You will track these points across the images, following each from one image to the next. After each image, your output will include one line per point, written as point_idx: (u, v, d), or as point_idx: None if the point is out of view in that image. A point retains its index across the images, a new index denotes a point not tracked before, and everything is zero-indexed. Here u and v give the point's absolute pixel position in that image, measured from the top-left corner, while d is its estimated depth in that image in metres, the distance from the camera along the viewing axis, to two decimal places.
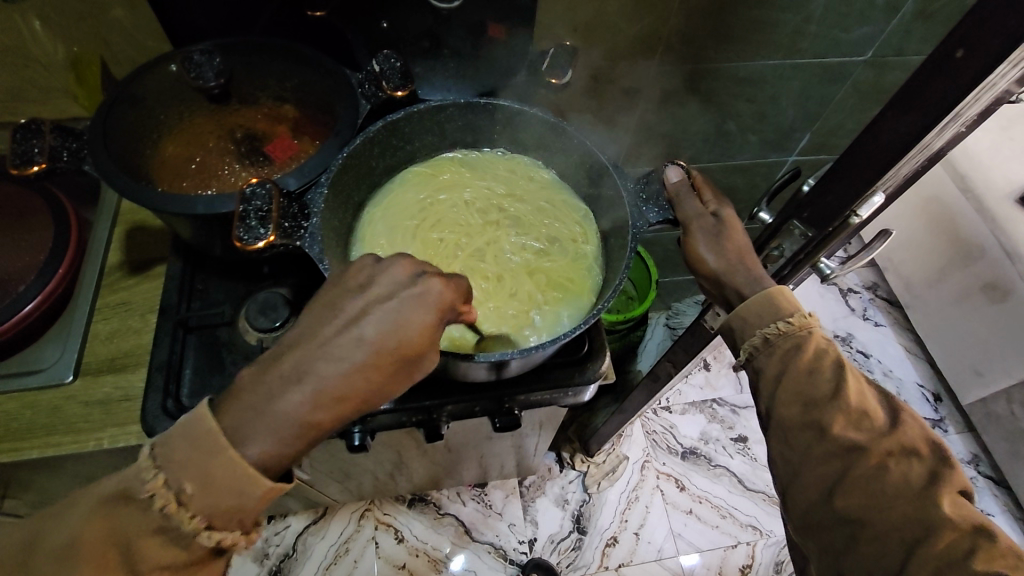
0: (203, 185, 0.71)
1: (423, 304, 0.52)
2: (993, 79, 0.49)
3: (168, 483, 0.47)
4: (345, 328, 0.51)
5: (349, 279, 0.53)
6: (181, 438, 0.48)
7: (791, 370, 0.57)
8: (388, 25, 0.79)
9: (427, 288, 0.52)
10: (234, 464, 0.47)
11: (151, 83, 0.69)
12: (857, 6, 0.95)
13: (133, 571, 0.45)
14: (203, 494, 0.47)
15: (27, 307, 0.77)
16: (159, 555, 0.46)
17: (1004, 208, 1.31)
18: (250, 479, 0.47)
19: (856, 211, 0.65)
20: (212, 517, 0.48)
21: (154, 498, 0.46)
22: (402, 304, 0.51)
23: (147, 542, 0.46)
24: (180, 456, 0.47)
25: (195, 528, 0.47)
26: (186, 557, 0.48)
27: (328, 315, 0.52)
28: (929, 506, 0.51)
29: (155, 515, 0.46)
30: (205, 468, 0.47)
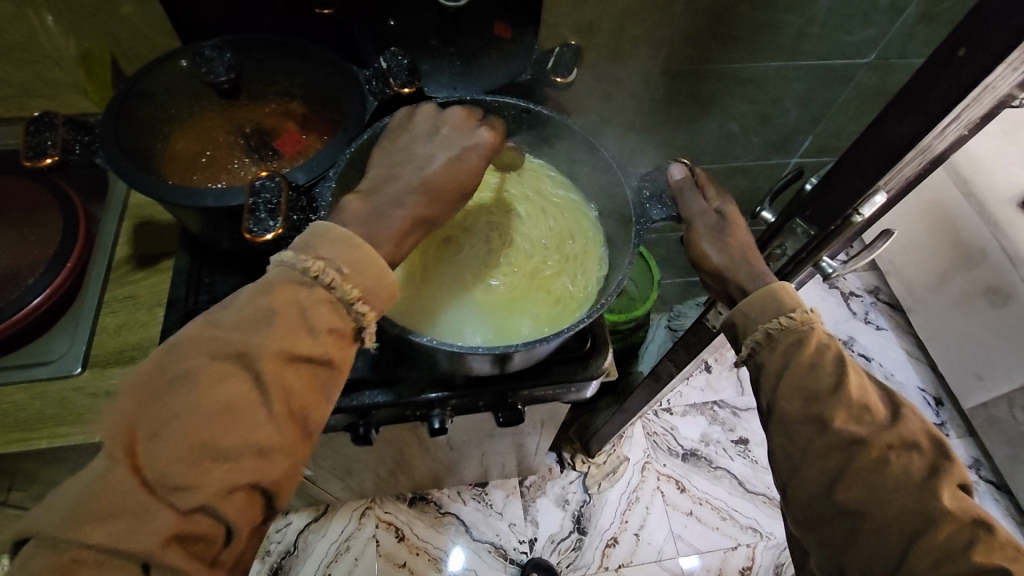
0: (214, 178, 0.71)
1: (475, 151, 0.59)
2: (993, 81, 0.50)
3: (326, 265, 0.49)
4: (417, 166, 0.58)
5: (418, 128, 0.61)
6: (321, 235, 0.51)
7: (793, 364, 0.58)
8: (395, 23, 0.79)
9: (478, 138, 0.60)
10: (366, 255, 0.51)
11: (163, 77, 0.71)
12: (860, 9, 0.97)
13: (312, 329, 0.48)
14: (354, 274, 0.50)
15: (35, 300, 0.79)
16: (330, 320, 0.49)
17: (1006, 212, 1.32)
18: (382, 269, 0.52)
19: (857, 210, 0.65)
20: (365, 294, 0.51)
21: (317, 277, 0.49)
22: (462, 149, 0.59)
23: (319, 309, 0.48)
24: (326, 248, 0.50)
25: (352, 299, 0.50)
26: (342, 327, 0.50)
27: (403, 157, 0.59)
28: (929, 499, 0.52)
29: (320, 288, 0.49)
30: (352, 255, 0.50)
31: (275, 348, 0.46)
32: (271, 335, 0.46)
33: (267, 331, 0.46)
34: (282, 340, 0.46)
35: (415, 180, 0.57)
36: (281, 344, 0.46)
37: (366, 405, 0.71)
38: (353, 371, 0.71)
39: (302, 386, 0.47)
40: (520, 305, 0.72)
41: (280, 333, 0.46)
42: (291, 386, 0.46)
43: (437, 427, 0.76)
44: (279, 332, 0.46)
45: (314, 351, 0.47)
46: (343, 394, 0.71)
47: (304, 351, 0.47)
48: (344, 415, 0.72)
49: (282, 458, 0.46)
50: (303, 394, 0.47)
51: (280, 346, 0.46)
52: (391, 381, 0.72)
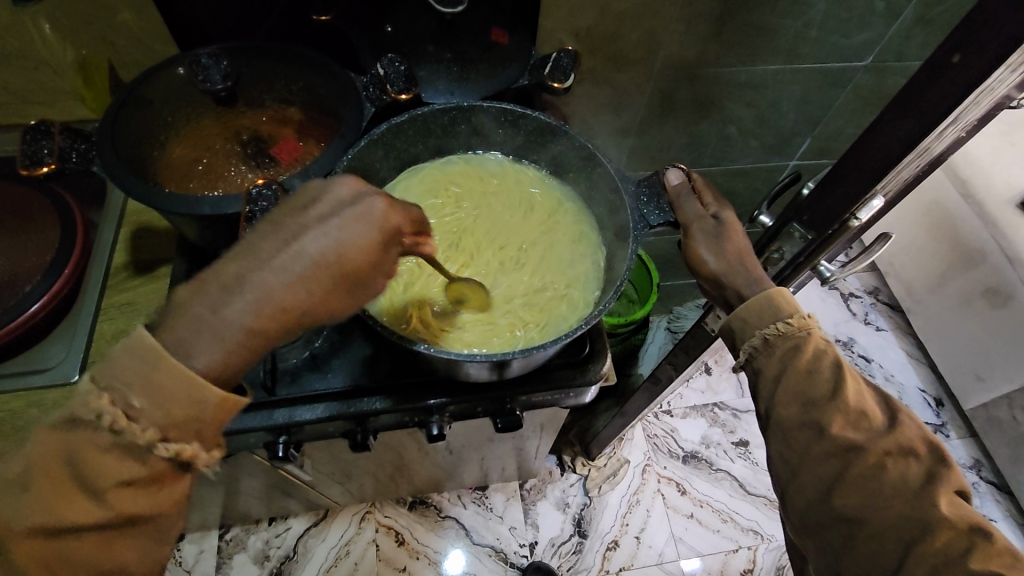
0: (211, 186, 0.72)
1: (364, 222, 0.50)
2: (992, 82, 0.49)
3: (111, 401, 0.44)
4: (284, 244, 0.49)
5: (293, 198, 0.51)
6: (121, 357, 0.45)
7: (790, 370, 0.57)
8: (393, 29, 0.80)
9: (370, 207, 0.51)
10: (181, 375, 0.45)
11: (159, 85, 0.70)
12: (856, 12, 0.97)
13: (93, 488, 0.43)
14: (152, 408, 0.44)
15: (33, 307, 0.79)
16: (120, 472, 0.44)
17: (1005, 213, 1.32)
18: (200, 389, 0.45)
19: (855, 214, 0.65)
20: (167, 430, 0.45)
21: (102, 417, 0.44)
22: (348, 223, 0.50)
23: (100, 460, 0.44)
24: (122, 374, 0.44)
25: (149, 442, 0.44)
26: (146, 471, 0.45)
27: (271, 231, 0.50)
28: (927, 506, 0.52)
29: (103, 434, 0.44)
30: (151, 382, 0.44)
31: (33, 527, 0.42)
32: (34, 507, 0.42)
33: (30, 503, 0.42)
34: (45, 516, 0.42)
35: (278, 260, 0.48)
36: (43, 521, 0.42)
37: (366, 412, 0.70)
38: (353, 377, 0.71)
39: (85, 554, 0.44)
40: (521, 317, 0.72)
41: (46, 502, 0.42)
42: (70, 558, 0.43)
43: (436, 433, 0.75)
44: (39, 504, 0.42)
45: (96, 517, 0.44)
46: (342, 400, 0.71)
47: (80, 520, 0.43)
48: (343, 421, 0.72)
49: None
50: (95, 557, 0.44)
51: (42, 521, 0.42)
52: (390, 387, 0.72)
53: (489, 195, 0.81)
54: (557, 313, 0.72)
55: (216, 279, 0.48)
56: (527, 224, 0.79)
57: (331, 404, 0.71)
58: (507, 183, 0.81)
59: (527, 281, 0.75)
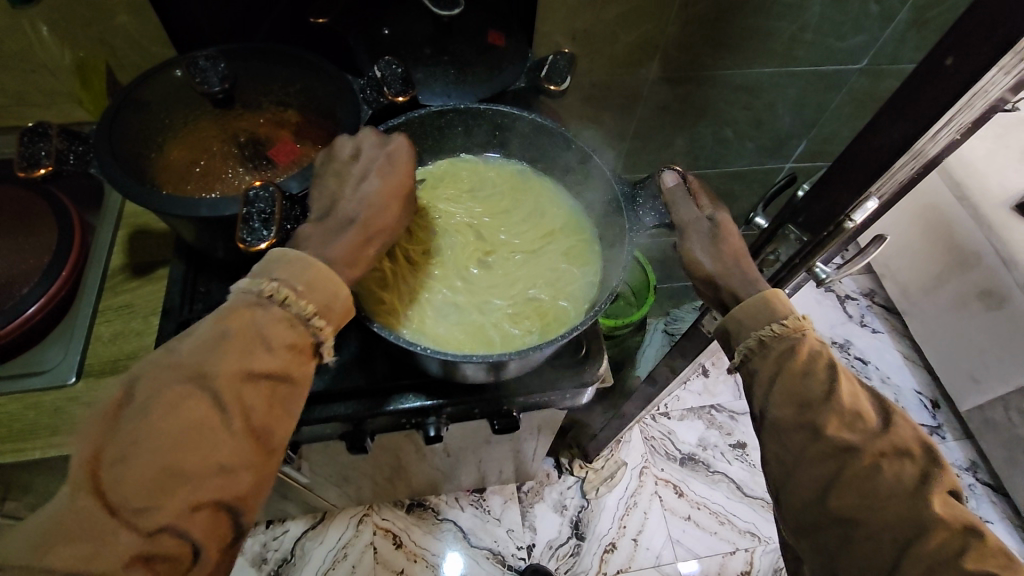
0: (206, 189, 0.70)
1: (403, 155, 0.62)
2: (985, 86, 0.50)
3: (279, 284, 0.52)
4: (352, 189, 0.60)
5: (339, 154, 0.62)
6: (276, 260, 0.53)
7: (785, 371, 0.58)
8: (389, 31, 0.79)
9: (397, 145, 0.62)
10: (324, 269, 0.54)
11: (158, 88, 0.71)
12: (851, 16, 0.98)
13: (269, 345, 0.50)
14: (311, 290, 0.53)
15: (29, 310, 0.79)
16: (287, 338, 0.51)
17: (1000, 215, 1.34)
18: (336, 282, 0.54)
19: (849, 215, 0.65)
20: (321, 310, 0.53)
21: (271, 297, 0.52)
22: (387, 160, 0.61)
23: (275, 327, 0.51)
24: (280, 270, 0.53)
25: (308, 315, 0.53)
26: (302, 343, 0.53)
27: (339, 181, 0.61)
28: (921, 507, 0.52)
29: (274, 308, 0.52)
30: (306, 271, 0.53)
31: (234, 368, 0.48)
32: (230, 353, 0.49)
33: (227, 353, 0.49)
34: (240, 361, 0.49)
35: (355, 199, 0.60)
36: (239, 363, 0.49)
37: (361, 414, 0.71)
38: (347, 379, 0.71)
39: (261, 402, 0.50)
40: (511, 322, 0.71)
41: (239, 351, 0.49)
42: (251, 403, 0.49)
43: (433, 434, 0.75)
44: (235, 352, 0.49)
45: (272, 370, 0.50)
46: (337, 403, 0.71)
47: (263, 368, 0.50)
48: (339, 423, 0.72)
49: (247, 475, 0.49)
50: (264, 410, 0.50)
51: (239, 364, 0.49)
52: (384, 389, 0.72)
53: (496, 199, 0.80)
54: (554, 320, 0.71)
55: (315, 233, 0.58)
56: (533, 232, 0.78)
57: (326, 406, 0.71)
58: (514, 189, 0.81)
59: (524, 287, 0.74)
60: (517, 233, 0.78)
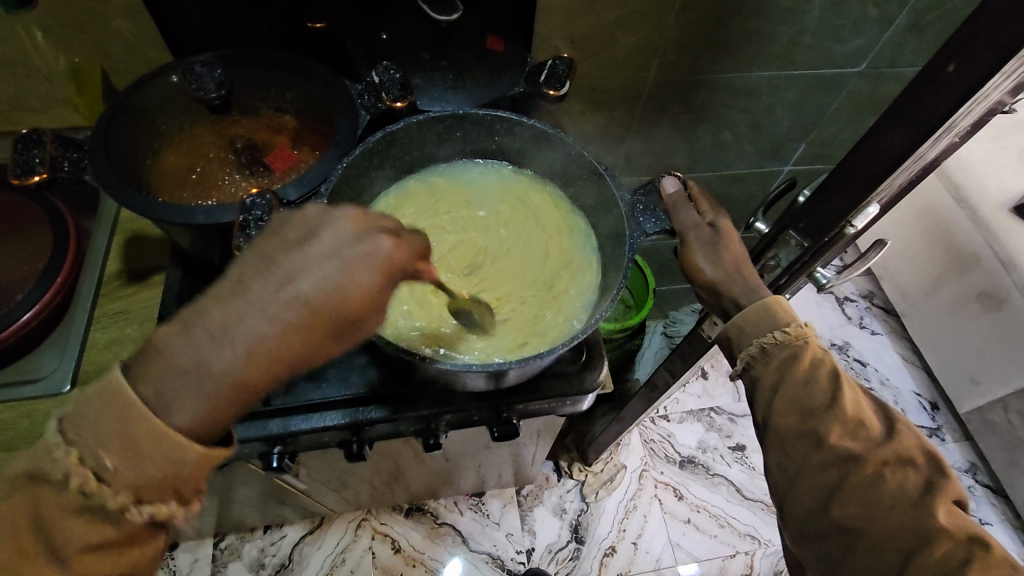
0: (204, 196, 0.70)
1: (367, 264, 0.48)
2: (987, 91, 0.49)
3: (81, 462, 0.42)
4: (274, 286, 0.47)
5: (286, 231, 0.49)
6: (95, 408, 0.43)
7: (788, 379, 0.57)
8: (387, 36, 0.79)
9: (375, 247, 0.48)
10: (157, 432, 0.43)
11: (152, 93, 0.70)
12: (850, 19, 0.97)
13: (57, 551, 0.42)
14: (126, 469, 0.43)
15: (26, 315, 0.79)
16: (85, 533, 0.42)
17: (999, 217, 1.34)
18: (182, 446, 0.44)
19: (851, 220, 0.65)
20: (140, 493, 0.43)
21: (68, 477, 0.42)
22: (345, 266, 0.47)
23: (68, 522, 0.42)
24: (87, 430, 0.43)
25: (122, 505, 0.43)
26: (114, 535, 0.44)
27: (263, 270, 0.47)
28: (925, 516, 0.52)
29: (68, 495, 0.42)
30: (127, 437, 0.43)
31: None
32: None
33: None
34: (5, 570, 0.40)
35: (271, 304, 0.46)
36: None
37: (361, 421, 0.70)
38: (347, 386, 0.71)
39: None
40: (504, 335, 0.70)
41: (5, 561, 0.40)
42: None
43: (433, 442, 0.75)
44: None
45: None
46: (336, 410, 0.70)
47: None
48: (337, 430, 0.71)
49: None
50: None
51: None
52: (384, 396, 0.71)
53: (503, 212, 0.80)
54: (535, 334, 0.70)
55: (208, 322, 0.45)
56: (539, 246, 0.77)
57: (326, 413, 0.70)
58: (522, 204, 0.80)
59: (516, 296, 0.74)
60: (520, 247, 0.78)
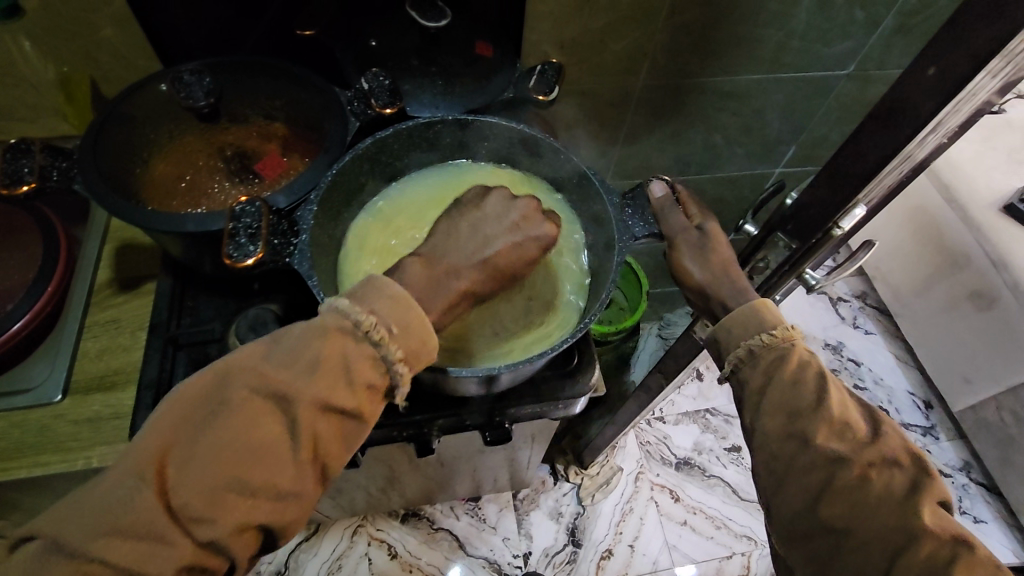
0: (194, 204, 0.70)
1: (538, 242, 0.66)
2: (974, 89, 0.50)
3: (376, 321, 0.50)
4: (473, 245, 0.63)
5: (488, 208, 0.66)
6: (375, 288, 0.52)
7: (775, 381, 0.58)
8: (376, 43, 0.79)
9: (543, 233, 0.66)
10: (420, 317, 0.52)
11: (141, 102, 0.70)
12: (837, 23, 0.98)
13: (352, 384, 0.49)
14: (403, 336, 0.51)
15: (16, 325, 0.77)
16: (368, 377, 0.50)
17: (989, 217, 1.35)
18: (428, 334, 0.53)
19: (839, 223, 0.65)
20: (408, 355, 0.51)
21: (367, 332, 0.50)
22: (525, 240, 0.65)
23: (362, 365, 0.49)
24: (380, 301, 0.51)
25: (395, 360, 0.51)
26: (380, 385, 0.51)
27: (459, 235, 0.64)
28: (911, 516, 0.52)
29: (365, 343, 0.50)
30: (402, 314, 0.51)
31: (312, 400, 0.47)
32: (315, 383, 0.47)
33: (310, 380, 0.47)
34: (319, 394, 0.47)
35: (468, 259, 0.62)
36: (318, 398, 0.47)
37: None
38: None
39: (330, 434, 0.49)
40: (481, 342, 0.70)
41: (323, 383, 0.48)
42: (320, 436, 0.48)
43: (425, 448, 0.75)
44: (313, 386, 0.47)
45: (348, 406, 0.49)
46: None
47: (340, 406, 0.48)
48: None
49: (295, 507, 0.48)
50: (328, 446, 0.49)
51: (316, 399, 0.47)
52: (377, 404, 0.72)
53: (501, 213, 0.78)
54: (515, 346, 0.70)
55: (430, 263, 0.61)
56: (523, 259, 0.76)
57: None
58: None
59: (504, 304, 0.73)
60: None
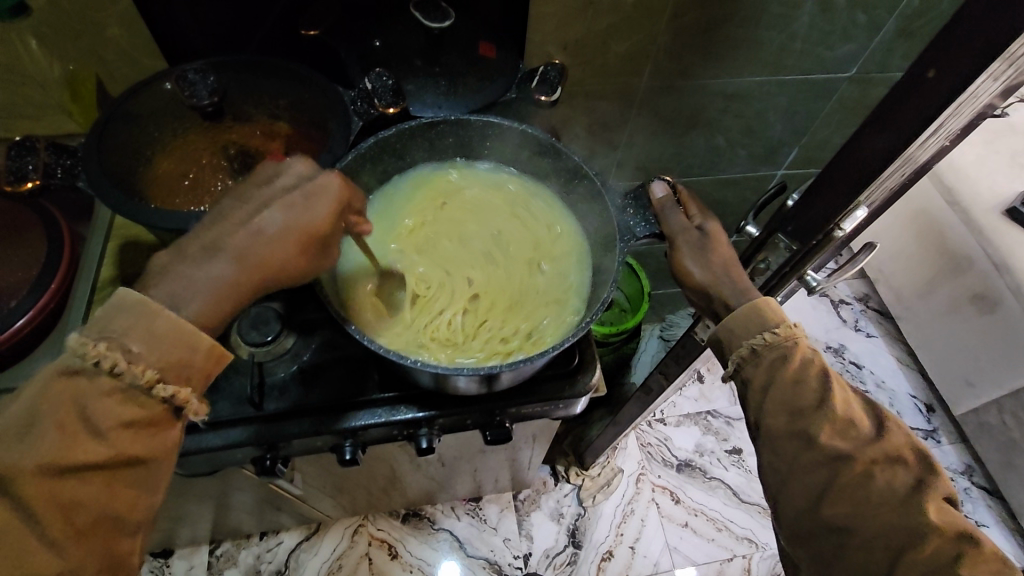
0: (197, 202, 0.69)
1: (325, 194, 0.56)
2: (974, 93, 0.50)
3: (109, 348, 0.48)
4: (247, 218, 0.56)
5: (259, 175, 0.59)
6: (114, 313, 0.50)
7: (778, 380, 0.58)
8: (381, 44, 0.79)
9: (327, 181, 0.57)
10: (171, 322, 0.50)
11: (146, 100, 0.71)
12: (838, 25, 0.98)
13: (96, 429, 0.47)
14: (149, 351, 0.49)
15: (19, 321, 0.78)
16: (120, 415, 0.48)
17: (991, 220, 1.35)
18: (191, 334, 0.51)
19: (839, 224, 0.66)
20: (165, 371, 0.50)
21: (99, 363, 0.48)
22: (305, 197, 0.56)
23: (103, 403, 0.47)
24: (116, 325, 0.50)
25: (149, 382, 0.49)
26: (144, 414, 0.49)
27: (236, 208, 0.56)
28: (915, 515, 0.52)
29: (102, 379, 0.48)
30: (147, 329, 0.50)
31: (39, 464, 0.44)
32: (47, 442, 0.45)
33: (35, 444, 0.45)
34: (53, 451, 0.45)
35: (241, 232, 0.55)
36: (47, 458, 0.45)
37: (355, 426, 0.71)
38: (339, 391, 0.71)
39: (92, 492, 0.47)
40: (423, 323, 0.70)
41: (55, 440, 0.45)
42: (74, 498, 0.46)
43: (425, 446, 0.74)
44: (44, 445, 0.45)
45: (100, 455, 0.47)
46: (330, 417, 0.71)
47: (86, 456, 0.46)
48: (332, 435, 0.72)
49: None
50: (99, 500, 0.47)
51: (47, 459, 0.45)
52: (379, 401, 0.72)
53: (533, 256, 0.76)
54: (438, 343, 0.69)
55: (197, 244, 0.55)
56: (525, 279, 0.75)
57: (319, 419, 0.70)
58: (551, 271, 0.75)
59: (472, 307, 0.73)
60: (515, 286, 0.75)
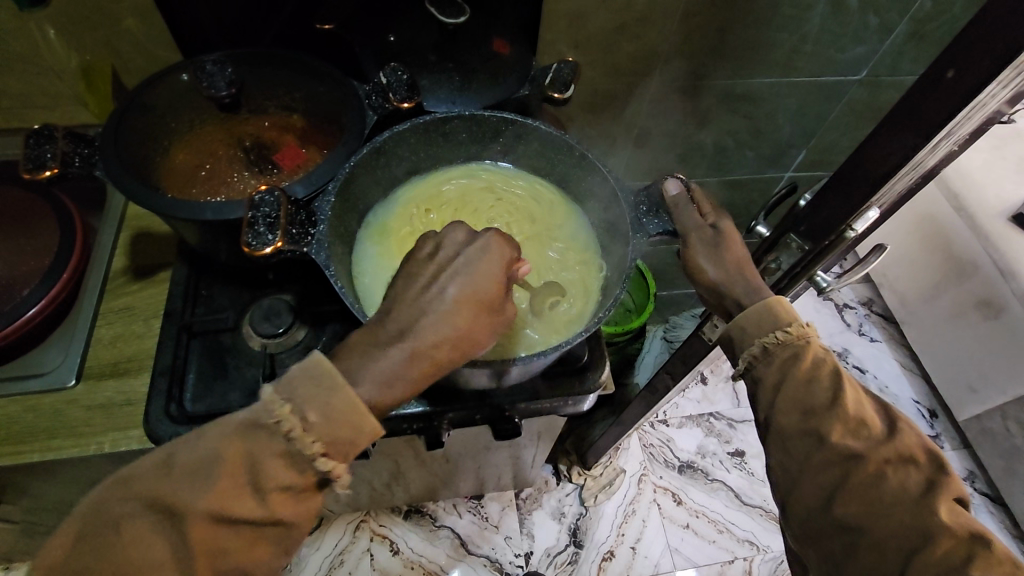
0: (213, 192, 0.72)
1: (495, 261, 0.56)
2: (985, 99, 0.51)
3: (290, 413, 0.50)
4: (426, 294, 0.54)
5: (419, 251, 0.57)
6: (301, 374, 0.51)
7: (790, 379, 0.58)
8: (395, 39, 0.80)
9: (489, 245, 0.56)
10: (348, 402, 0.51)
11: (161, 91, 0.71)
12: (850, 28, 0.99)
13: (258, 487, 0.50)
14: (321, 425, 0.50)
15: (30, 312, 0.79)
16: (282, 478, 0.50)
17: (996, 226, 1.36)
18: (361, 416, 0.51)
19: (851, 224, 0.66)
20: (329, 449, 0.51)
21: (280, 423, 0.50)
22: (471, 264, 0.55)
23: (273, 463, 0.50)
24: (300, 389, 0.50)
25: (313, 455, 0.50)
26: (301, 481, 0.51)
27: (407, 282, 0.55)
28: (928, 515, 0.52)
29: (278, 439, 0.50)
30: (324, 401, 0.50)
31: (208, 512, 0.48)
32: (214, 490, 0.48)
33: (207, 488, 0.48)
34: (217, 502, 0.48)
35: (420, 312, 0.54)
36: (214, 508, 0.48)
37: None
38: None
39: (237, 544, 0.50)
40: None
41: (220, 490, 0.48)
42: (222, 545, 0.49)
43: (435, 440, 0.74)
44: (211, 493, 0.48)
45: (254, 512, 0.50)
46: None
47: (243, 512, 0.49)
48: None
49: None
50: (238, 551, 0.50)
51: (214, 507, 0.48)
52: None
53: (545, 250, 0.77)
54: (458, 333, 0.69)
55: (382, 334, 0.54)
56: (537, 263, 0.76)
57: None
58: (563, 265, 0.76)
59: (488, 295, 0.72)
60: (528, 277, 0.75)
